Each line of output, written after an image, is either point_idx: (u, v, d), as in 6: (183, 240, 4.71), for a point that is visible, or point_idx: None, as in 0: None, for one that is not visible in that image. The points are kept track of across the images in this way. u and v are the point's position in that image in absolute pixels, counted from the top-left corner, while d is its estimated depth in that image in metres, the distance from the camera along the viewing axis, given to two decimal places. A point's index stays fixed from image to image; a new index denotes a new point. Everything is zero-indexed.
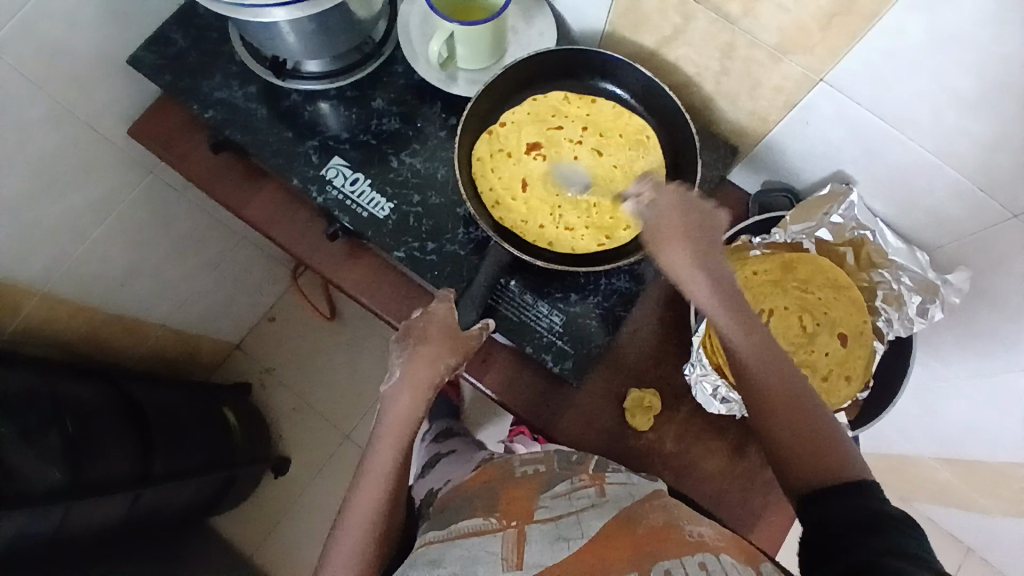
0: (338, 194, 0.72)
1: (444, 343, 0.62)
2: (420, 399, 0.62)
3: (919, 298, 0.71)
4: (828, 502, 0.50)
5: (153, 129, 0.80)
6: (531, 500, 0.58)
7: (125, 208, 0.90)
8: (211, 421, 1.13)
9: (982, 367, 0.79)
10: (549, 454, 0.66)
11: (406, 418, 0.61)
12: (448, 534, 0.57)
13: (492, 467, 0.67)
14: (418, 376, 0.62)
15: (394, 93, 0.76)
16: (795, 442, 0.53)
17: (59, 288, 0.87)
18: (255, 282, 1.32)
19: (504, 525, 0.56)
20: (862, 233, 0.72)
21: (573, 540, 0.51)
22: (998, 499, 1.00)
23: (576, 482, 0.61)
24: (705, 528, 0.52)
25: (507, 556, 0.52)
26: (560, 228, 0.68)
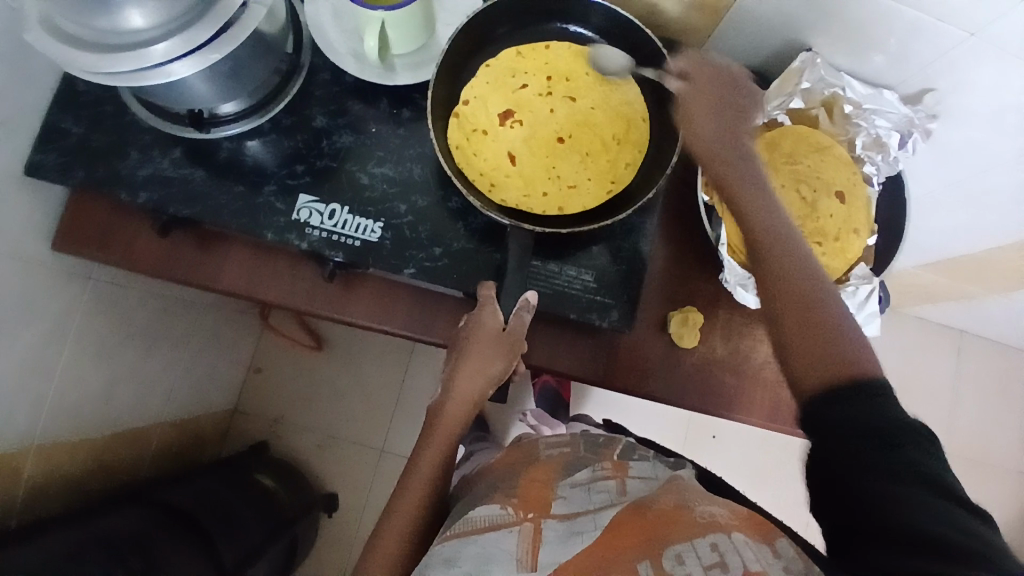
0: (321, 233, 0.67)
1: (490, 354, 0.63)
2: (466, 408, 0.64)
3: (897, 134, 0.74)
4: (842, 406, 0.46)
5: (83, 231, 0.71)
6: (549, 489, 0.58)
7: (78, 326, 0.81)
8: (249, 495, 1.09)
9: (959, 174, 0.84)
10: (575, 437, 0.67)
11: (451, 425, 0.64)
12: (462, 527, 0.55)
13: (519, 446, 0.68)
14: (465, 387, 0.64)
15: (333, 105, 0.70)
16: (804, 324, 0.50)
17: (49, 435, 0.80)
18: (229, 340, 1.24)
19: (519, 517, 0.55)
20: (833, 91, 0.73)
21: (587, 534, 0.52)
22: (982, 280, 1.11)
23: (597, 471, 0.60)
24: (718, 507, 0.53)
25: (521, 556, 0.51)
26: (564, 189, 0.65)
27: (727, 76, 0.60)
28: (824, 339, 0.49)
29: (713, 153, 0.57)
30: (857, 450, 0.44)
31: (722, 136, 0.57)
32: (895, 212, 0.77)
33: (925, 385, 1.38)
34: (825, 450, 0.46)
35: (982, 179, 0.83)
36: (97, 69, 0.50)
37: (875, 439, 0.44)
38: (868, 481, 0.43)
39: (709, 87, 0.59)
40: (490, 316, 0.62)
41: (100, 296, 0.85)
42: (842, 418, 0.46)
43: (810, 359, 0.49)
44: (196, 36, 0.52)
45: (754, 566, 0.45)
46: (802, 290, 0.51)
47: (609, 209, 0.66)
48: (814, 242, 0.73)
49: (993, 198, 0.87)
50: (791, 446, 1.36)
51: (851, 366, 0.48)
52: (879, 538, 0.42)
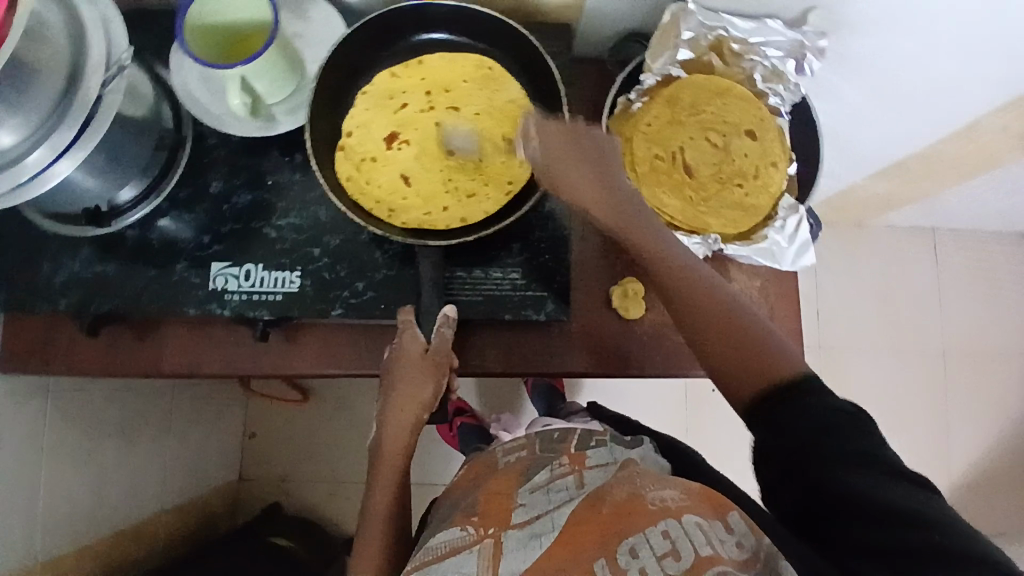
0: (242, 295, 0.67)
1: (419, 380, 0.66)
2: (408, 436, 0.67)
3: (792, 60, 0.72)
4: (782, 409, 0.51)
5: (15, 351, 0.71)
6: (509, 498, 0.57)
7: (53, 440, 0.82)
8: (267, 561, 1.10)
9: (868, 82, 0.83)
10: (531, 439, 0.66)
11: (398, 453, 0.66)
12: (423, 557, 0.54)
13: (480, 460, 0.67)
14: (402, 417, 0.66)
15: (226, 168, 0.70)
16: (722, 330, 0.54)
17: (44, 551, 0.81)
18: (215, 414, 1.24)
19: (480, 534, 0.54)
20: (716, 34, 0.72)
21: (545, 536, 0.52)
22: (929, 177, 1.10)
23: (555, 468, 0.60)
24: (671, 490, 0.53)
25: (485, 575, 0.51)
26: (464, 199, 0.66)
27: (575, 126, 0.60)
28: (749, 345, 0.54)
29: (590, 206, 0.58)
30: (813, 447, 0.49)
31: (590, 184, 0.58)
32: (809, 136, 0.77)
33: (906, 291, 1.37)
34: (779, 450, 0.51)
35: (891, 82, 0.83)
36: None
37: (820, 430, 0.49)
38: (831, 473, 0.48)
39: (565, 141, 0.59)
40: (411, 340, 0.65)
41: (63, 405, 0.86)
42: (789, 422, 0.51)
43: (743, 368, 0.53)
44: (60, 141, 0.52)
45: (706, 548, 0.48)
46: (710, 304, 0.55)
47: (512, 208, 0.66)
48: (734, 185, 0.72)
49: (906, 97, 0.86)
50: None
51: (771, 360, 0.53)
52: (861, 513, 0.47)
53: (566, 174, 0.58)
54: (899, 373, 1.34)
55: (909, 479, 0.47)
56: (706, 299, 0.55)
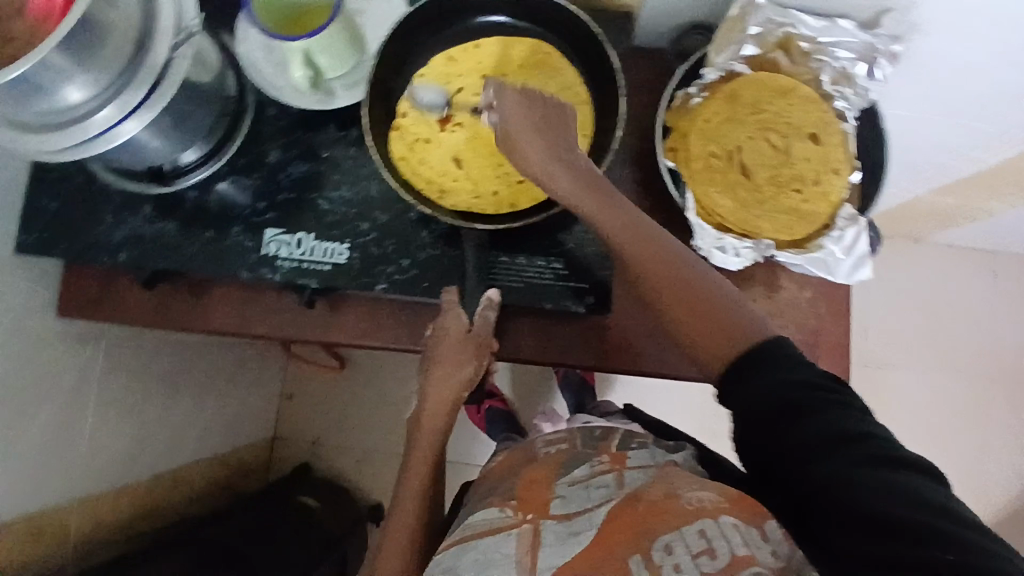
0: (292, 263, 0.69)
1: (460, 357, 0.67)
2: (446, 411, 0.69)
3: (863, 63, 0.69)
4: (752, 381, 0.48)
5: (78, 299, 0.75)
6: (547, 489, 0.58)
7: (100, 388, 0.87)
8: (293, 519, 1.15)
9: (944, 91, 0.79)
10: (573, 432, 0.66)
11: (434, 428, 0.68)
12: (462, 532, 0.57)
13: (517, 449, 0.68)
14: (439, 391, 0.68)
15: (283, 137, 0.71)
16: (688, 308, 0.53)
17: (88, 489, 0.87)
18: (254, 375, 1.29)
19: (518, 519, 0.55)
20: (785, 31, 0.69)
21: (583, 534, 0.52)
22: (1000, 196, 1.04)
23: (596, 464, 0.60)
24: (706, 492, 0.53)
25: (521, 560, 0.52)
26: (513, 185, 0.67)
27: (535, 94, 0.60)
28: (718, 319, 0.52)
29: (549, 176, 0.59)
30: (784, 431, 0.46)
31: (550, 151, 0.59)
32: (874, 143, 0.73)
33: (960, 313, 1.31)
34: (754, 440, 0.48)
35: (970, 91, 0.78)
36: (46, 150, 0.54)
37: (793, 417, 0.46)
38: (806, 463, 0.45)
39: (523, 111, 0.60)
40: (453, 319, 0.66)
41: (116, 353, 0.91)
42: (755, 399, 0.48)
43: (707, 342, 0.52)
44: (128, 101, 0.54)
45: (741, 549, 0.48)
46: (676, 286, 0.54)
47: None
48: (792, 190, 0.70)
49: (984, 108, 0.81)
50: None
51: (738, 331, 0.51)
52: (846, 521, 0.43)
53: (523, 145, 0.59)
54: (945, 398, 1.28)
55: (892, 465, 0.43)
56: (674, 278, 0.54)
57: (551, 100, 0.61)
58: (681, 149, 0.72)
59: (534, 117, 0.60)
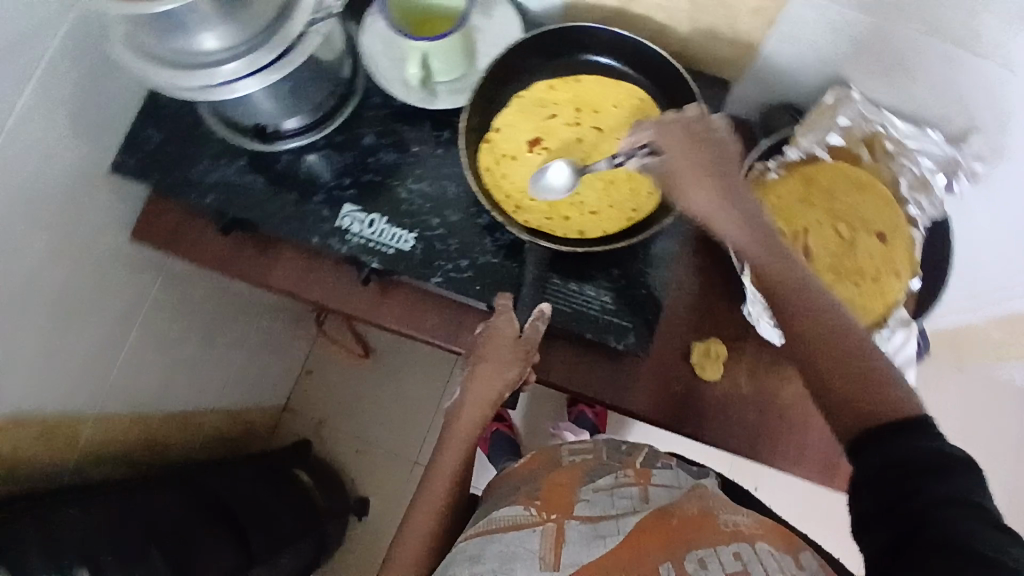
0: (361, 240, 0.72)
1: (506, 360, 0.66)
2: (483, 412, 0.67)
3: (943, 175, 0.71)
4: (893, 440, 0.46)
5: (159, 229, 0.80)
6: (572, 492, 0.59)
7: (145, 316, 0.92)
8: (285, 487, 1.16)
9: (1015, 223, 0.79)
10: (598, 444, 0.66)
11: (469, 430, 0.66)
12: (487, 526, 0.58)
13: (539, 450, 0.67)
14: (482, 391, 0.67)
15: (380, 125, 0.76)
16: (842, 365, 0.50)
17: (109, 407, 0.90)
18: (284, 342, 1.33)
19: (542, 518, 0.57)
20: (873, 128, 0.72)
21: (609, 538, 0.53)
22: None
23: (620, 477, 0.61)
24: (741, 517, 0.55)
25: (544, 555, 0.53)
26: (585, 214, 0.70)
27: (700, 125, 0.58)
28: (868, 378, 0.49)
29: (717, 215, 0.57)
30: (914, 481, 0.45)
31: (714, 187, 0.56)
32: (940, 255, 0.74)
33: (990, 453, 1.26)
34: (871, 478, 0.47)
35: None
36: (177, 86, 0.59)
37: (927, 468, 0.44)
38: (925, 508, 0.44)
39: (686, 143, 0.57)
40: (506, 323, 0.66)
41: (171, 288, 0.95)
42: (893, 453, 0.46)
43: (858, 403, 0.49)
44: (258, 59, 0.59)
45: (777, 575, 0.47)
46: (835, 335, 0.51)
47: (628, 234, 0.70)
48: (851, 281, 0.70)
49: None
50: (836, 506, 1.27)
51: (879, 393, 0.48)
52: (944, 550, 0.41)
53: (687, 180, 0.57)
54: None
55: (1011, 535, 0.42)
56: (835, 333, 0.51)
57: (725, 142, 0.57)
58: None
59: (706, 156, 0.57)
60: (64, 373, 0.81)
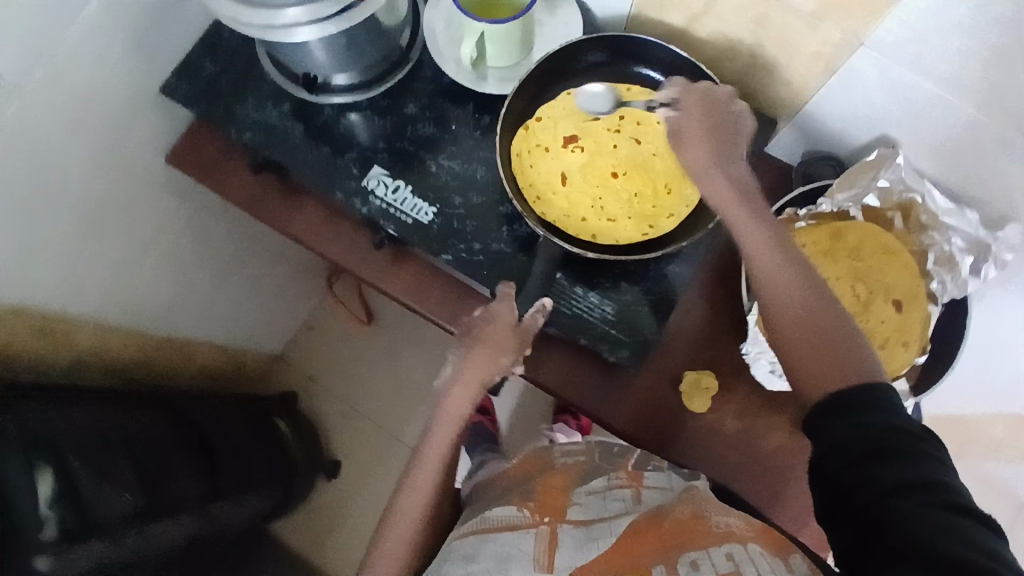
0: (382, 204, 0.73)
1: (503, 345, 0.65)
2: (474, 396, 0.65)
3: (971, 257, 0.69)
4: (834, 415, 0.50)
5: (194, 156, 0.82)
6: (565, 496, 0.63)
7: (164, 237, 0.94)
8: (263, 433, 1.18)
9: None
10: (591, 446, 0.72)
11: (458, 416, 0.65)
12: (482, 525, 0.61)
13: (534, 455, 0.73)
14: (475, 374, 0.65)
15: (425, 98, 0.77)
16: (805, 334, 0.55)
17: (106, 317, 0.92)
18: (293, 293, 1.35)
19: (536, 520, 0.60)
20: (911, 196, 0.71)
21: (603, 541, 0.55)
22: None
23: (613, 479, 0.65)
24: (734, 520, 0.56)
25: (539, 556, 0.55)
26: (603, 220, 0.70)
27: (717, 97, 0.62)
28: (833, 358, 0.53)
29: (704, 176, 0.61)
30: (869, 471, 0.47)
31: (714, 153, 0.60)
32: (952, 336, 0.73)
33: None
34: (827, 469, 0.49)
35: None
36: (239, 22, 0.60)
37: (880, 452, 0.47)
38: (881, 498, 0.45)
39: (698, 108, 0.62)
40: (506, 310, 0.66)
41: (194, 216, 0.98)
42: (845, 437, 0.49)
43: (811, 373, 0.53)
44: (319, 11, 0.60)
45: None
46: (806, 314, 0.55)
47: (640, 249, 0.70)
48: None
49: None
50: None
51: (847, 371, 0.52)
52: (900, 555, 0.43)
53: (691, 140, 0.61)
54: None
55: (972, 519, 0.43)
56: (808, 311, 0.55)
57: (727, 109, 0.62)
58: None
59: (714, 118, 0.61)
60: (72, 274, 0.82)
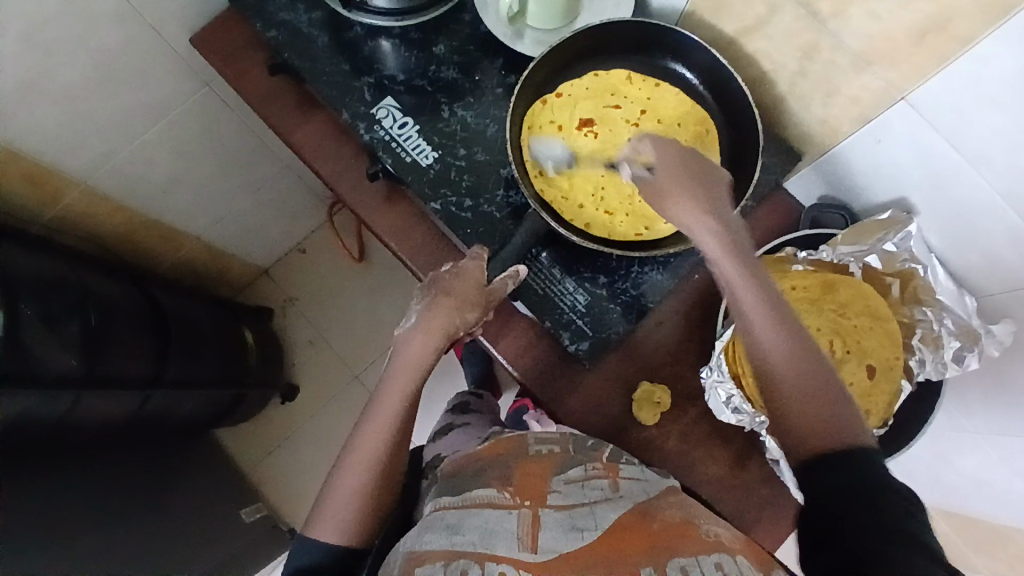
0: (385, 135, 0.72)
1: (469, 300, 0.63)
2: (436, 346, 0.61)
3: (957, 344, 0.65)
4: (834, 466, 0.49)
5: (216, 42, 0.79)
6: (545, 481, 0.60)
7: (174, 118, 0.94)
8: (227, 338, 1.18)
9: (994, 428, 0.73)
10: (565, 436, 0.68)
11: (417, 367, 0.61)
12: (462, 502, 0.58)
13: (506, 438, 0.68)
14: (438, 322, 0.62)
15: (457, 42, 0.75)
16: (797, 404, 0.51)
17: (98, 184, 0.92)
18: (291, 211, 1.34)
19: (517, 502, 0.58)
20: (912, 266, 0.68)
21: (587, 532, 0.54)
22: (990, 572, 0.93)
23: (591, 469, 0.63)
24: (722, 530, 0.54)
25: (522, 537, 0.53)
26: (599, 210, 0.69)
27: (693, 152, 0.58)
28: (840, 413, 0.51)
29: (696, 230, 0.56)
30: (856, 506, 0.46)
31: (701, 203, 0.56)
32: (916, 417, 0.70)
33: None
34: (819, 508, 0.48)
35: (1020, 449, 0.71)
36: None
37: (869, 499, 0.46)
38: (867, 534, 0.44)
39: (676, 162, 0.57)
40: (475, 267, 0.64)
41: (207, 104, 0.96)
42: (833, 478, 0.48)
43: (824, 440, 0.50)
44: None
45: None
46: (811, 385, 0.51)
47: (629, 246, 0.69)
48: None
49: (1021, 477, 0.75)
50: None
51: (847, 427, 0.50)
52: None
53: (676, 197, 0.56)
54: None
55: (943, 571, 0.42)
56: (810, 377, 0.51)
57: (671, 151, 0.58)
58: None
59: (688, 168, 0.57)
60: (70, 129, 0.81)
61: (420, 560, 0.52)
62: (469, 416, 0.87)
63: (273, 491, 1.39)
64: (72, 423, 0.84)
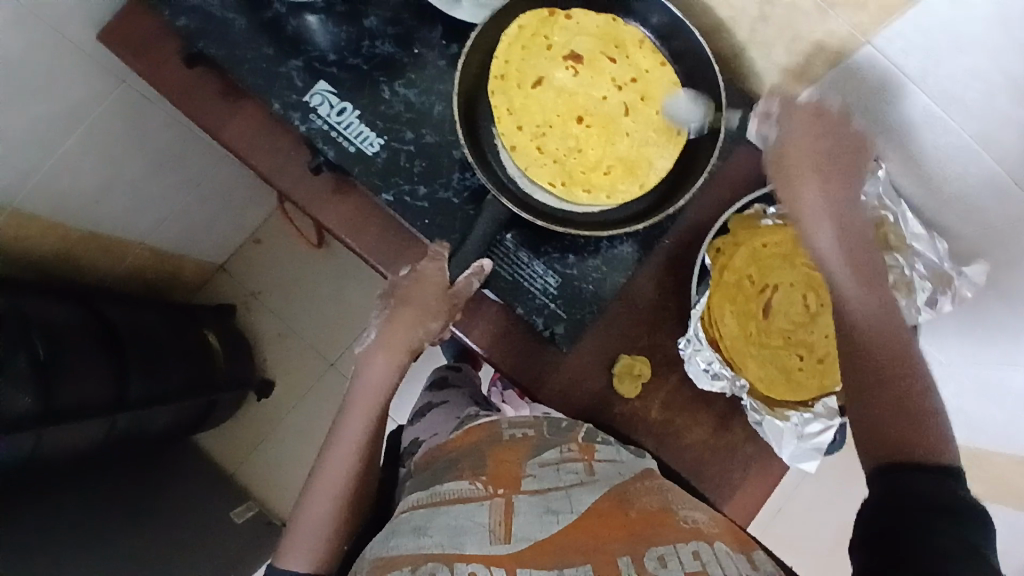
0: (323, 125, 0.67)
1: (427, 306, 0.61)
2: (397, 361, 0.62)
3: (929, 287, 0.64)
4: (910, 475, 0.48)
5: (125, 35, 0.71)
6: (518, 467, 0.59)
7: (95, 120, 0.86)
8: (189, 342, 1.11)
9: (968, 360, 0.74)
10: (538, 419, 0.65)
11: (380, 386, 0.62)
12: (432, 499, 0.56)
13: (477, 425, 0.66)
14: (398, 336, 0.62)
15: (390, 11, 0.68)
16: (891, 397, 0.52)
17: (28, 203, 0.85)
18: (239, 202, 1.26)
19: (491, 493, 0.56)
20: (883, 213, 0.65)
21: (563, 515, 0.53)
22: None
23: (564, 451, 0.62)
24: (700, 515, 0.54)
25: (495, 529, 0.52)
26: (545, 170, 0.66)
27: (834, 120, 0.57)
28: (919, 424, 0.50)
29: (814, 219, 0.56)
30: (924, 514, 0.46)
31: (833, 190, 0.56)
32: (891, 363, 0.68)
33: None
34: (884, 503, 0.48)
35: (992, 380, 0.73)
36: None
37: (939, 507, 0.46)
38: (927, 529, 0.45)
39: (812, 129, 0.57)
40: (434, 270, 0.62)
41: (127, 101, 0.88)
42: (912, 494, 0.47)
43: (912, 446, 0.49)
44: None
45: None
46: (904, 396, 0.51)
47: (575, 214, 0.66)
48: (795, 352, 0.67)
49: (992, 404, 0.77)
50: None
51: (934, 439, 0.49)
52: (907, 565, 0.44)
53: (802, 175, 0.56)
54: None
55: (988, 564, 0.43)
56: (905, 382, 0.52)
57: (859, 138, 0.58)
58: (725, 256, 0.67)
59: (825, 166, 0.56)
60: None
61: (389, 564, 0.50)
62: (447, 394, 0.84)
63: (261, 489, 1.37)
64: (39, 459, 0.80)
